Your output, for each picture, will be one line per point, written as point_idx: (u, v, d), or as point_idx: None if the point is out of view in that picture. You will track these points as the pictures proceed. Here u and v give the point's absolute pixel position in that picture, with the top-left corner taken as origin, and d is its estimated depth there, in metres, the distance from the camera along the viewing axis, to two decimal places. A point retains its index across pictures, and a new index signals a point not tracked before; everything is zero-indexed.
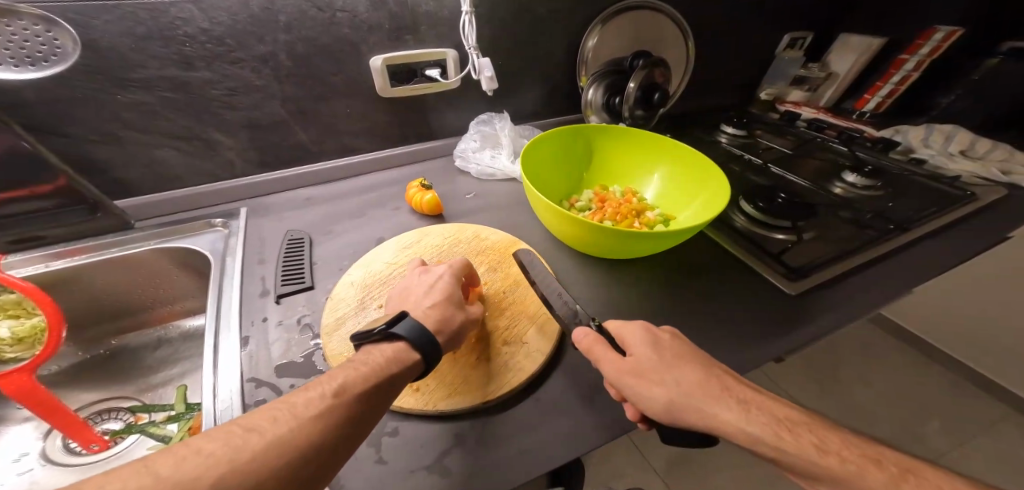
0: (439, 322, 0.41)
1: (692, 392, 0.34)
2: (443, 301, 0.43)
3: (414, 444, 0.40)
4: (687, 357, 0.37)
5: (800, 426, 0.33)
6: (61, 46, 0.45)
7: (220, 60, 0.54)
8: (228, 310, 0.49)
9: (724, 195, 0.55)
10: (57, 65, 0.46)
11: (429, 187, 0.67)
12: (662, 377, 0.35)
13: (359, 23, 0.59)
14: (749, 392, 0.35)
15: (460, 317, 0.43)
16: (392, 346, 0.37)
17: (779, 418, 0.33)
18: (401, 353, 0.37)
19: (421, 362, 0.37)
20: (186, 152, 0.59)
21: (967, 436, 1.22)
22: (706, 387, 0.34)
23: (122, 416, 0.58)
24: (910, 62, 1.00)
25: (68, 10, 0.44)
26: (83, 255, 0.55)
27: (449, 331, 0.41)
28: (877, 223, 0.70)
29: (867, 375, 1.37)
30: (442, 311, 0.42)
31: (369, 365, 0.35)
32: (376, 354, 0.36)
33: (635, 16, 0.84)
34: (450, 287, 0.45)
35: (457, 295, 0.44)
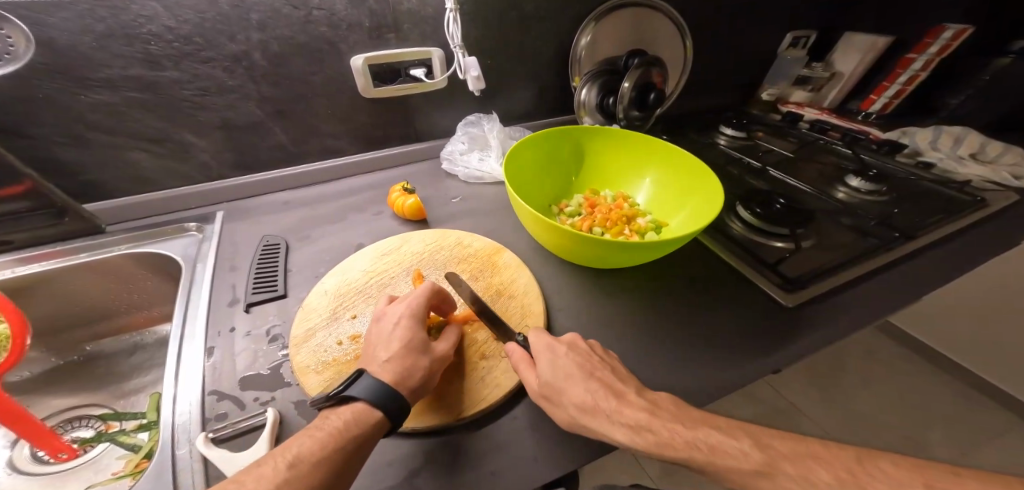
0: (398, 376, 0.38)
1: (576, 408, 0.36)
2: (404, 350, 0.40)
3: (380, 464, 0.38)
4: (572, 371, 0.39)
5: (673, 421, 0.34)
6: (13, 45, 0.43)
7: (189, 59, 0.52)
8: (195, 319, 0.47)
9: (716, 203, 0.52)
10: (10, 65, 0.44)
11: (412, 191, 0.65)
12: (558, 397, 0.38)
13: (338, 21, 0.57)
14: (619, 395, 0.37)
15: (424, 364, 0.40)
16: (351, 408, 0.36)
17: (643, 418, 0.35)
18: (361, 413, 0.35)
19: (385, 420, 0.35)
20: (158, 155, 0.58)
21: (976, 448, 1.17)
22: (587, 402, 0.36)
23: (92, 424, 0.56)
24: (918, 61, 0.96)
25: (23, 7, 0.42)
26: (51, 259, 0.53)
27: (411, 383, 0.38)
28: (881, 231, 0.67)
29: (872, 383, 1.33)
30: (401, 364, 0.39)
31: (328, 429, 0.33)
32: (334, 416, 0.35)
33: (629, 14, 0.81)
34: (412, 331, 0.41)
35: (419, 341, 0.41)
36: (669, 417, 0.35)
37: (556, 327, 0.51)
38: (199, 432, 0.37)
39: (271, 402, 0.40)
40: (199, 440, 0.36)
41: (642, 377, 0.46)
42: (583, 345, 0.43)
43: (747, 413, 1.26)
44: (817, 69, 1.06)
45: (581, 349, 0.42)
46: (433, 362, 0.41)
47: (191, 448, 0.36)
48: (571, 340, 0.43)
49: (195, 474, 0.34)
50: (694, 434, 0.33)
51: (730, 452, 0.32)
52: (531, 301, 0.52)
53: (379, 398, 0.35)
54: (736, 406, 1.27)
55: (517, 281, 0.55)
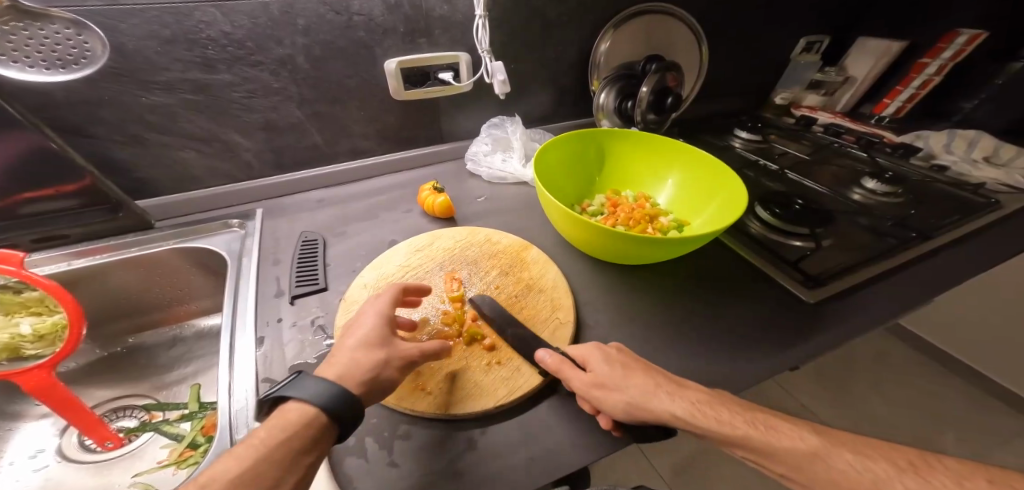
0: (345, 371, 0.35)
1: (635, 394, 0.37)
2: (368, 343, 0.37)
3: (426, 447, 0.40)
4: (632, 369, 0.39)
5: (729, 409, 0.35)
6: (90, 49, 0.45)
7: (240, 63, 0.55)
8: (244, 310, 0.50)
9: (740, 202, 0.54)
10: (86, 68, 0.46)
11: (441, 190, 0.67)
12: (614, 385, 0.38)
13: (375, 26, 0.60)
14: (635, 373, 0.39)
15: (380, 359, 0.37)
16: (284, 410, 0.32)
17: (699, 402, 0.36)
18: (293, 417, 0.32)
19: (318, 419, 0.32)
20: (206, 154, 0.61)
21: (993, 452, 1.17)
22: (647, 389, 0.37)
23: (136, 414, 0.59)
24: (932, 66, 0.98)
25: (98, 14, 0.45)
26: (105, 253, 0.56)
27: (361, 377, 0.35)
28: (898, 231, 0.68)
29: (882, 386, 1.33)
30: (351, 357, 0.36)
31: (257, 439, 0.30)
32: (264, 426, 0.31)
33: (648, 20, 0.83)
34: (374, 325, 0.39)
35: (376, 333, 0.38)
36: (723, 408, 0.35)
37: (585, 321, 0.53)
38: (257, 416, 0.39)
39: None
40: (258, 423, 0.38)
41: (670, 368, 0.48)
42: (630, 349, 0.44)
43: None
44: (830, 74, 1.08)
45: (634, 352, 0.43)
46: (393, 357, 0.38)
47: (250, 430, 0.38)
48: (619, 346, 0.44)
49: None
50: (751, 417, 0.35)
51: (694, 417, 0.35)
52: (560, 294, 0.54)
53: (317, 394, 0.32)
54: None
55: (545, 276, 0.57)
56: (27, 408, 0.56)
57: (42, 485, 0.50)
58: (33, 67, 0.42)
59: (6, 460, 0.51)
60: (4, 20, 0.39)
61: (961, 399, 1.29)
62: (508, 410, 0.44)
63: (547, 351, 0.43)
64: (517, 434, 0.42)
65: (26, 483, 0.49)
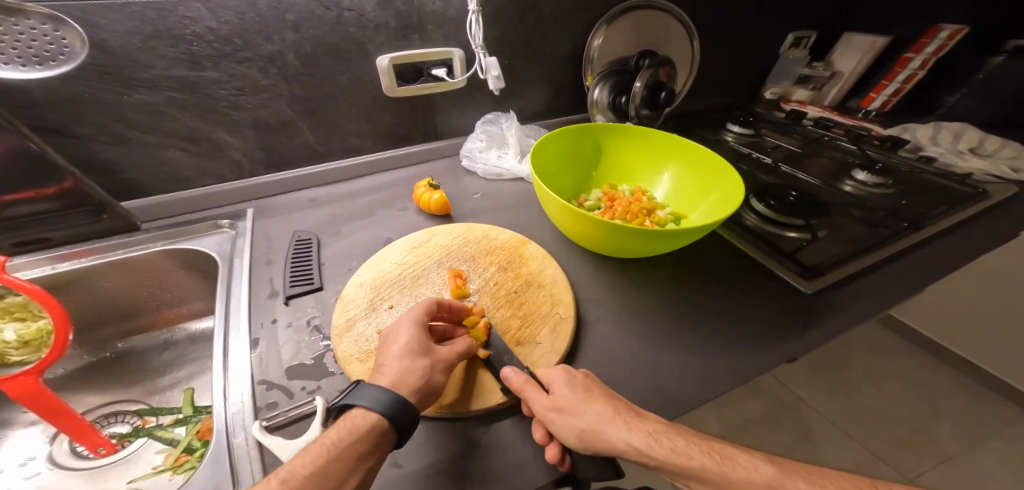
0: (398, 377, 0.37)
1: (595, 422, 0.35)
2: (411, 351, 0.39)
3: (429, 447, 0.39)
4: (589, 397, 0.37)
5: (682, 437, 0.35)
6: (69, 46, 0.44)
7: (227, 59, 0.53)
8: (237, 312, 0.48)
9: (737, 194, 0.54)
10: (66, 64, 0.45)
11: (437, 187, 0.66)
12: (573, 411, 0.36)
13: (367, 22, 0.59)
14: (596, 399, 0.37)
15: (425, 366, 0.38)
16: (349, 416, 0.34)
17: (650, 435, 0.35)
18: (358, 421, 0.34)
19: (383, 423, 0.34)
20: (193, 153, 0.59)
21: (983, 438, 1.20)
22: (604, 418, 0.36)
23: (129, 419, 0.57)
24: (916, 60, 1.00)
25: (78, 9, 0.43)
26: (91, 256, 0.55)
27: (412, 384, 0.37)
28: (890, 222, 0.69)
29: (875, 377, 1.35)
30: (401, 364, 0.38)
31: (323, 442, 0.32)
32: (332, 428, 0.34)
33: (640, 15, 0.84)
34: (414, 333, 0.40)
35: (419, 342, 0.40)
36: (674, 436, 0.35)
37: (585, 316, 0.53)
38: (254, 419, 0.38)
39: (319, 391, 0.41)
40: (255, 426, 0.37)
41: (672, 361, 0.48)
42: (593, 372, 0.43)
43: (756, 407, 1.28)
44: (819, 68, 1.10)
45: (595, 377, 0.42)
46: (436, 362, 0.40)
47: (247, 434, 0.37)
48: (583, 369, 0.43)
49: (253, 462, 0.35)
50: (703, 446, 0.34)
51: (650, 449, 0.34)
52: (560, 290, 0.54)
53: (377, 401, 0.34)
54: (745, 400, 1.29)
55: (544, 271, 0.56)
56: (15, 415, 0.53)
57: None
58: (8, 63, 0.41)
59: None
60: None
61: (951, 387, 1.32)
62: (511, 406, 0.43)
63: (512, 369, 0.41)
64: (520, 430, 0.41)
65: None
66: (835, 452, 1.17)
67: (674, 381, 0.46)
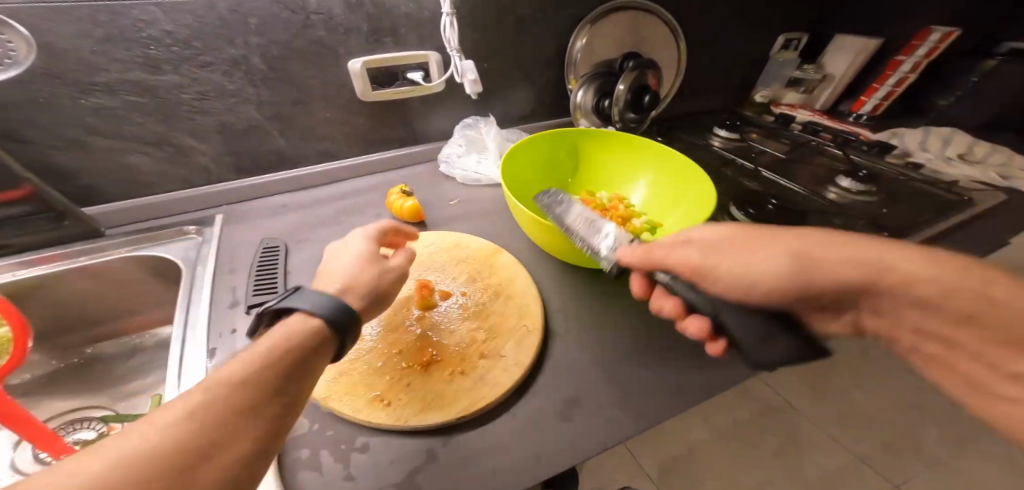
0: (348, 280, 0.38)
1: (721, 240, 0.40)
2: (364, 260, 0.41)
3: (384, 460, 0.39)
4: (741, 236, 0.40)
5: (781, 239, 0.38)
6: (13, 49, 0.44)
7: (187, 63, 0.52)
8: (196, 321, 0.48)
9: (709, 202, 0.53)
10: (12, 69, 0.45)
11: (410, 193, 0.65)
12: None
13: (335, 25, 0.58)
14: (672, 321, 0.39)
15: (379, 274, 0.41)
16: (294, 317, 0.32)
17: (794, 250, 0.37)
18: (301, 325, 0.31)
19: (326, 327, 0.32)
20: (158, 158, 0.58)
21: (975, 447, 1.18)
22: (727, 240, 0.40)
23: (94, 425, 0.55)
24: (907, 63, 0.96)
25: (23, 12, 0.43)
26: (53, 263, 0.54)
27: (364, 290, 0.38)
28: (872, 230, 0.69)
29: (867, 383, 1.34)
30: (355, 267, 0.40)
31: (293, 323, 0.32)
32: (291, 320, 0.32)
33: (625, 17, 0.82)
34: (365, 246, 0.43)
35: (370, 251, 0.42)
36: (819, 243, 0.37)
37: (553, 327, 0.52)
38: None
39: None
40: None
41: (637, 375, 0.47)
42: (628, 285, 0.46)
43: (744, 412, 1.27)
44: (809, 71, 1.07)
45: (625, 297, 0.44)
46: (387, 273, 0.42)
47: None
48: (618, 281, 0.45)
49: None
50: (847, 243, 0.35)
51: None
52: (528, 301, 0.53)
53: (320, 305, 0.33)
54: (733, 405, 1.28)
55: (514, 282, 0.55)
56: None
57: None
58: None
59: None
60: None
61: (944, 395, 1.30)
62: (471, 420, 0.42)
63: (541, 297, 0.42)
64: (477, 445, 0.40)
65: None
66: (823, 459, 1.16)
67: (638, 398, 0.45)
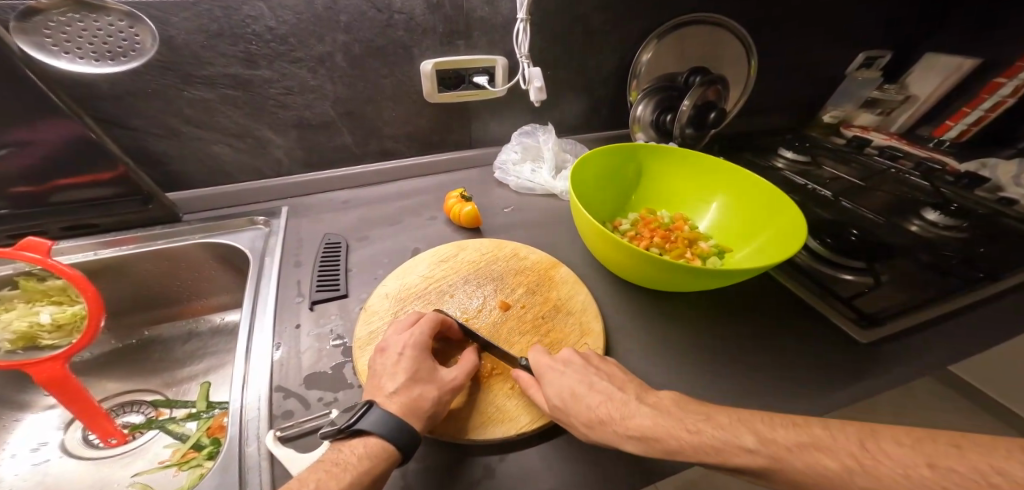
0: (409, 407, 0.36)
1: (563, 399, 0.38)
2: (415, 379, 0.38)
3: (439, 475, 0.38)
4: (576, 388, 0.38)
5: (643, 415, 0.34)
6: (140, 42, 0.45)
7: (281, 59, 0.54)
8: (265, 311, 0.49)
9: (796, 235, 0.49)
10: (135, 60, 0.46)
11: (468, 198, 0.65)
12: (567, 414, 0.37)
13: (415, 25, 0.58)
14: (625, 404, 0.36)
15: (434, 393, 0.38)
16: (363, 442, 0.34)
17: (650, 427, 0.33)
18: (373, 448, 0.33)
19: (397, 451, 0.34)
20: (239, 149, 0.60)
21: None
22: (590, 415, 0.36)
23: (143, 410, 0.58)
24: (1007, 86, 0.87)
25: (152, 7, 0.45)
26: (134, 245, 0.57)
27: (423, 412, 0.37)
28: (963, 270, 0.63)
29: None
30: (407, 394, 0.37)
31: (344, 466, 0.32)
32: (348, 450, 0.33)
33: (696, 31, 0.79)
34: (416, 358, 0.40)
35: (425, 368, 0.39)
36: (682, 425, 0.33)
37: (614, 347, 0.50)
38: (268, 429, 0.38)
39: (334, 404, 0.41)
40: (269, 435, 0.37)
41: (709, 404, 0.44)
42: (578, 358, 0.42)
43: None
44: (890, 91, 1.02)
45: (575, 365, 0.41)
46: (443, 390, 0.39)
47: (260, 443, 0.37)
48: (566, 357, 0.42)
49: (263, 473, 0.35)
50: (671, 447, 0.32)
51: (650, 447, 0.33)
52: (589, 319, 0.51)
53: (389, 430, 0.34)
54: None
55: (575, 297, 0.53)
56: (36, 398, 0.56)
57: (41, 479, 0.50)
58: (83, 58, 0.43)
59: (9, 452, 0.51)
60: (65, 11, 0.40)
61: None
62: (529, 438, 0.41)
63: (519, 373, 0.42)
64: (535, 465, 0.39)
65: (23, 477, 0.49)
66: None
67: None
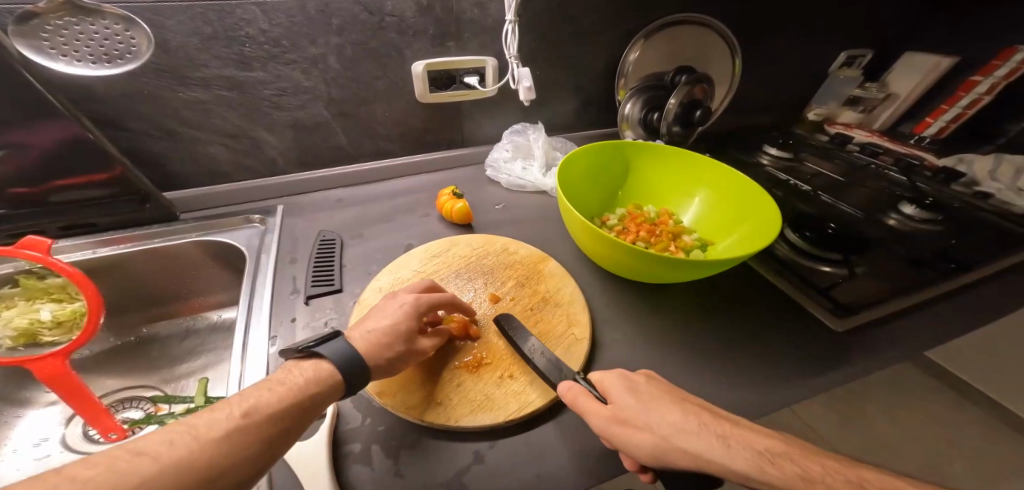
0: (370, 348, 0.38)
1: (643, 401, 0.35)
2: (392, 330, 0.40)
3: (430, 461, 0.39)
4: (662, 395, 0.35)
5: (740, 433, 0.32)
6: (136, 45, 0.47)
7: (274, 61, 0.56)
8: (260, 307, 0.50)
9: (773, 226, 0.51)
10: (131, 63, 0.48)
11: (460, 195, 0.66)
12: (639, 420, 0.33)
13: (406, 27, 0.60)
14: (718, 420, 0.33)
15: (401, 347, 0.40)
16: (315, 365, 0.36)
17: (775, 446, 0.31)
18: (322, 374, 0.35)
19: (341, 383, 0.35)
20: (234, 149, 0.62)
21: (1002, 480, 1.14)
22: (678, 425, 0.32)
23: (143, 405, 0.60)
24: (983, 84, 0.91)
25: (148, 11, 0.46)
26: (130, 244, 0.58)
27: (383, 356, 0.38)
28: (936, 262, 0.66)
29: (895, 413, 1.28)
30: (377, 337, 0.39)
31: (287, 385, 0.33)
32: (296, 373, 0.35)
33: (681, 31, 0.82)
34: (405, 316, 0.42)
35: (406, 326, 0.41)
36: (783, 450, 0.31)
37: (601, 337, 0.52)
38: None
39: None
40: None
41: (693, 390, 0.46)
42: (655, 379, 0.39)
43: None
44: (871, 89, 1.03)
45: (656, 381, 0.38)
46: (411, 348, 0.41)
47: None
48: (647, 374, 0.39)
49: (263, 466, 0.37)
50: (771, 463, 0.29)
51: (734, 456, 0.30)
52: (576, 310, 0.52)
53: (342, 361, 0.36)
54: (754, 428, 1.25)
55: (563, 290, 0.55)
56: (37, 395, 0.57)
57: (43, 474, 0.51)
58: (80, 61, 0.44)
59: (10, 447, 0.52)
60: (62, 15, 0.42)
61: (978, 431, 1.23)
62: (518, 424, 0.42)
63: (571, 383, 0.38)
64: (523, 449, 0.40)
65: (25, 472, 0.51)
66: None
67: None
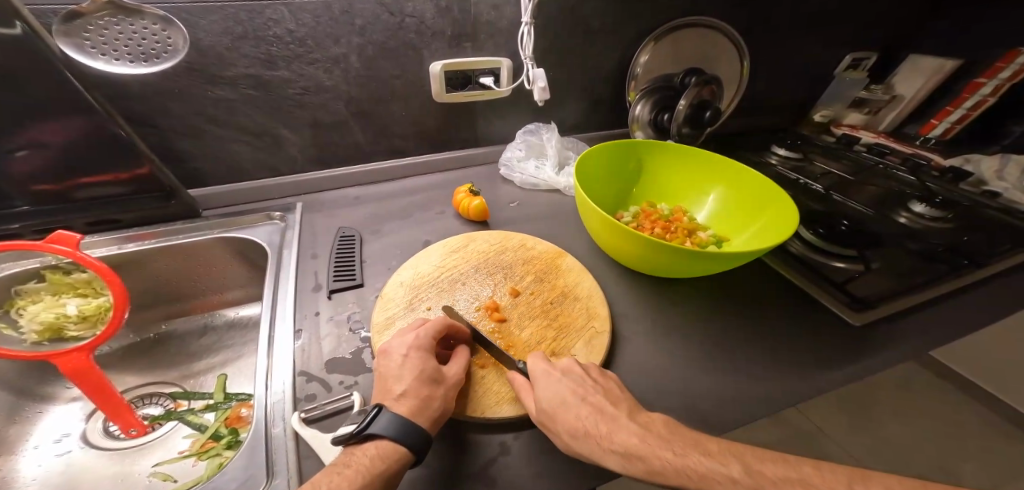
0: (416, 408, 0.36)
1: (551, 403, 0.37)
2: (421, 378, 0.38)
3: (456, 452, 0.39)
4: (567, 396, 0.38)
5: (625, 436, 0.34)
6: (172, 44, 0.49)
7: (299, 60, 0.57)
8: (284, 301, 0.51)
9: (789, 220, 0.52)
10: (167, 61, 0.49)
11: (476, 193, 0.67)
12: (549, 424, 0.37)
13: (425, 28, 0.61)
14: (614, 421, 0.35)
15: (440, 394, 0.39)
16: (375, 444, 0.34)
17: (635, 444, 0.33)
18: (386, 449, 0.33)
19: (409, 454, 0.34)
20: (256, 147, 0.63)
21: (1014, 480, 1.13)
22: (575, 427, 0.35)
23: (162, 402, 0.60)
24: (987, 86, 0.91)
25: (183, 11, 0.48)
26: (153, 239, 0.59)
27: (430, 413, 0.37)
28: (950, 258, 0.66)
29: (905, 413, 1.28)
30: (416, 395, 0.37)
31: (355, 467, 0.32)
32: (361, 453, 0.33)
33: (690, 33, 0.83)
34: (423, 360, 0.40)
35: (430, 369, 0.39)
36: (659, 445, 0.33)
37: (620, 331, 0.52)
38: (293, 410, 0.39)
39: (355, 387, 0.42)
40: (294, 416, 0.38)
41: (714, 381, 0.47)
42: (579, 368, 0.42)
43: (775, 434, 1.24)
44: (877, 91, 1.05)
45: (576, 373, 0.41)
46: (449, 391, 0.40)
47: (285, 424, 0.38)
48: (567, 364, 0.42)
49: (289, 453, 0.36)
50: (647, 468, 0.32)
51: (615, 447, 0.33)
52: (596, 304, 0.53)
53: (403, 431, 0.34)
54: (764, 429, 1.25)
55: (581, 284, 0.56)
56: (59, 390, 0.58)
57: (64, 469, 0.51)
58: (119, 60, 0.47)
59: (31, 443, 0.52)
60: (103, 16, 0.44)
61: (988, 431, 1.23)
62: None
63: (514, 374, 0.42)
64: (549, 438, 0.41)
65: (47, 467, 0.50)
66: None
67: (709, 400, 0.45)
